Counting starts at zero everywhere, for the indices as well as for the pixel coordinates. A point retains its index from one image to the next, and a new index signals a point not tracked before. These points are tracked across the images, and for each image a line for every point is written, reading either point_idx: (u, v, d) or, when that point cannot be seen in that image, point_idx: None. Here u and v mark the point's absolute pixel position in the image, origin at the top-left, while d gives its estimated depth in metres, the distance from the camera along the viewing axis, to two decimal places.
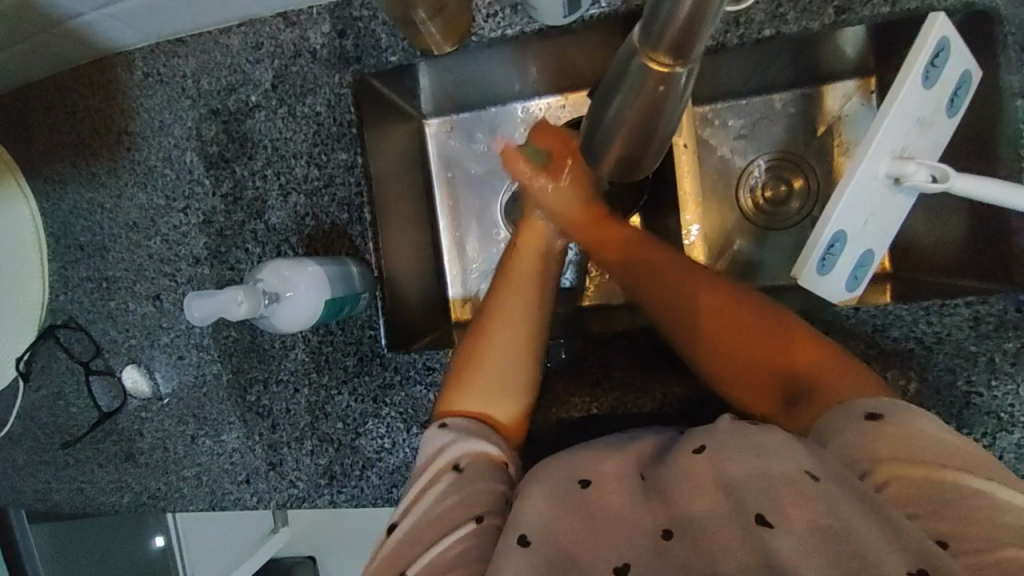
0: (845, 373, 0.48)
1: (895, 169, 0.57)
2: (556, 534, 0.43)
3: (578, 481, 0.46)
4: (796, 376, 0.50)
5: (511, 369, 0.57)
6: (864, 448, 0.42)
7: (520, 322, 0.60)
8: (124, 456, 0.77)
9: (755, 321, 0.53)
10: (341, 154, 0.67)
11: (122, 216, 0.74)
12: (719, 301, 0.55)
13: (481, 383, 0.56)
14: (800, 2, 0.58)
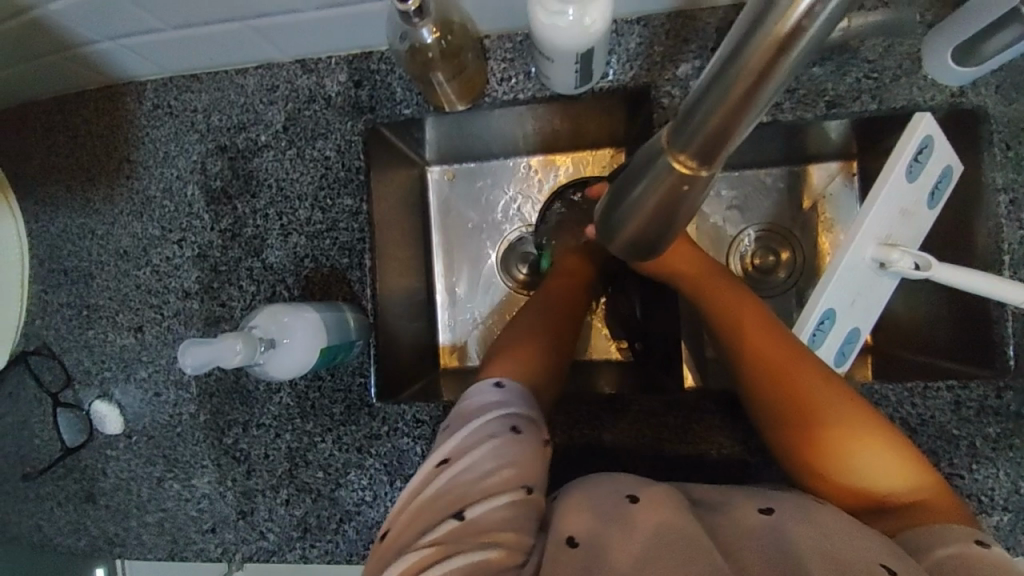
0: (928, 491, 0.44)
1: (882, 254, 0.59)
2: (602, 539, 0.41)
3: (627, 494, 0.44)
4: (872, 479, 0.44)
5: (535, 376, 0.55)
6: (954, 565, 0.39)
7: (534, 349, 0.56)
8: (83, 496, 0.73)
9: (845, 406, 0.46)
10: (346, 199, 0.68)
11: (114, 243, 0.72)
12: (813, 377, 0.48)
13: (516, 378, 0.53)
14: (796, 94, 0.62)
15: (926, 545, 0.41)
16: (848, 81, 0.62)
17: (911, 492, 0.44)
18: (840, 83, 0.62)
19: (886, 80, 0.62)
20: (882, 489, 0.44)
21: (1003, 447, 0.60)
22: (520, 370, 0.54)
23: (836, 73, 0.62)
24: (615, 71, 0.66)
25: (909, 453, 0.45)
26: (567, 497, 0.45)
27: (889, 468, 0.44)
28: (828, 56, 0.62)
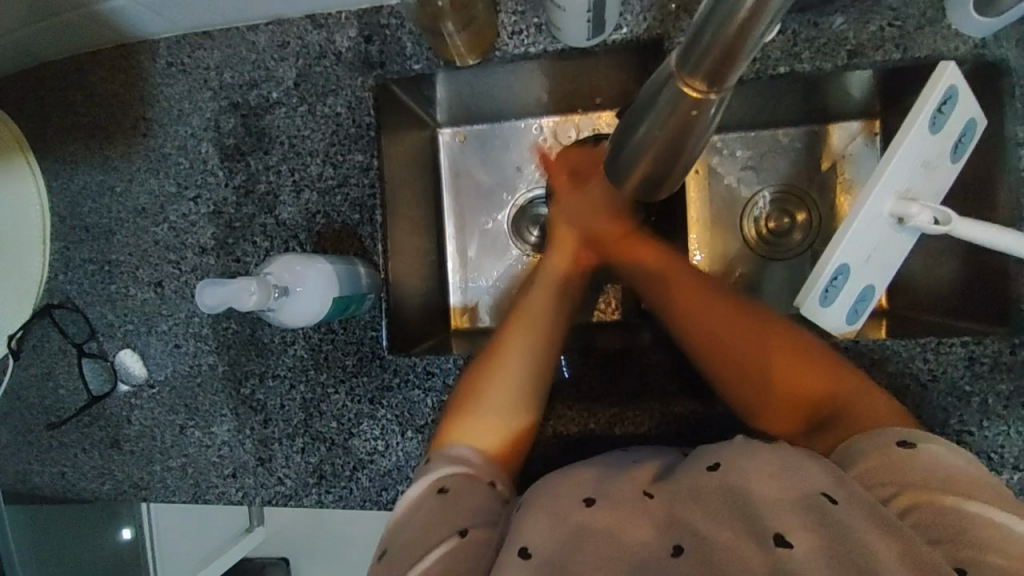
0: (874, 403, 0.49)
1: (898, 209, 0.58)
2: (557, 555, 0.43)
3: (583, 498, 0.46)
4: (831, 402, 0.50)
5: (519, 395, 0.56)
6: (889, 472, 0.43)
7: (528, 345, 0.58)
8: (110, 443, 0.76)
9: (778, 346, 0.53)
10: (357, 155, 0.68)
11: (132, 200, 0.74)
12: (747, 329, 0.55)
13: (491, 408, 0.55)
14: (815, 43, 0.60)
15: (861, 454, 0.45)
16: (871, 29, 0.60)
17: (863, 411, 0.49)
18: (862, 32, 0.60)
19: (909, 28, 0.60)
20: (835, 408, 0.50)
21: (1015, 405, 0.59)
22: (502, 387, 0.56)
23: (858, 21, 0.60)
24: (629, 23, 0.65)
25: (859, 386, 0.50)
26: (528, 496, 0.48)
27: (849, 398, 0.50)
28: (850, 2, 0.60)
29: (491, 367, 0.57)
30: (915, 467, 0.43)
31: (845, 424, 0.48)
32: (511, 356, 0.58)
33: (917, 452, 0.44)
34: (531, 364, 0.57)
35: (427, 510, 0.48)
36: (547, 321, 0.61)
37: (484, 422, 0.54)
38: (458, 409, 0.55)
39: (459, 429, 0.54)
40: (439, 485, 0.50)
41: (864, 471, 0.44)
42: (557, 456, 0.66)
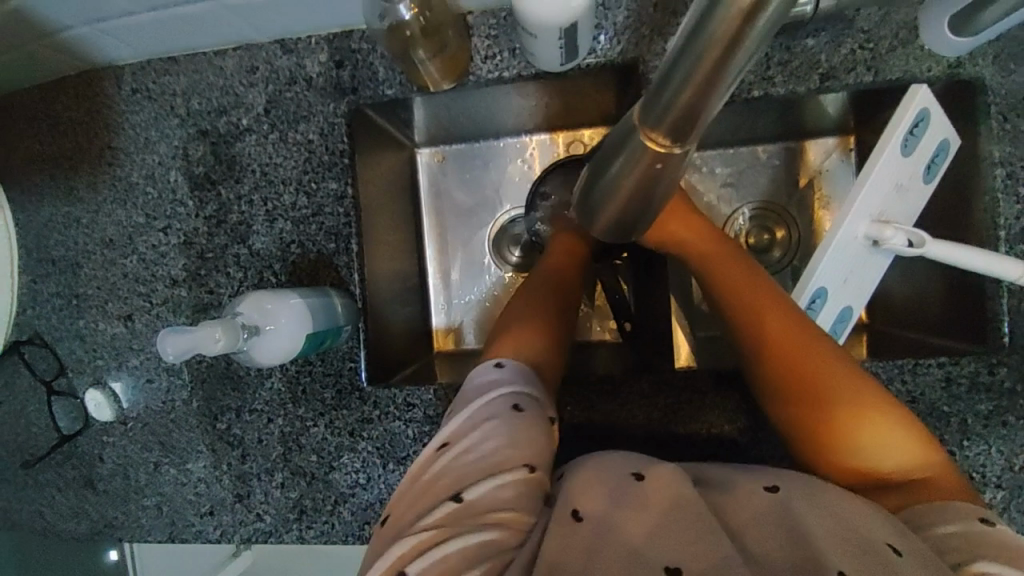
0: (918, 452, 0.45)
1: (873, 232, 0.58)
2: (608, 521, 0.41)
3: (632, 473, 0.44)
4: (885, 457, 0.45)
5: (550, 343, 0.57)
6: (952, 544, 0.40)
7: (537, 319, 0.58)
8: (82, 482, 0.74)
9: (852, 382, 0.47)
10: (331, 183, 0.67)
11: (100, 232, 0.72)
12: (819, 352, 0.49)
13: (519, 350, 0.54)
14: (789, 67, 0.60)
15: (928, 519, 0.42)
16: (844, 51, 0.60)
17: (919, 470, 0.45)
18: (835, 54, 0.60)
19: (881, 50, 0.60)
20: (891, 471, 0.45)
21: (995, 424, 0.59)
22: (510, 349, 0.54)
23: (830, 44, 0.60)
24: (602, 46, 0.64)
25: (917, 435, 0.46)
26: (575, 471, 0.45)
27: (901, 449, 0.45)
28: (822, 25, 0.60)
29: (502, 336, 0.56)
30: (991, 541, 0.40)
31: (906, 489, 0.44)
32: (517, 326, 0.57)
33: (996, 532, 0.40)
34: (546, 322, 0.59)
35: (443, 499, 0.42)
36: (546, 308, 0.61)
37: (518, 360, 0.52)
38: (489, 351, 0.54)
39: (502, 350, 0.53)
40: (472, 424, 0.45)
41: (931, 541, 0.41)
42: None
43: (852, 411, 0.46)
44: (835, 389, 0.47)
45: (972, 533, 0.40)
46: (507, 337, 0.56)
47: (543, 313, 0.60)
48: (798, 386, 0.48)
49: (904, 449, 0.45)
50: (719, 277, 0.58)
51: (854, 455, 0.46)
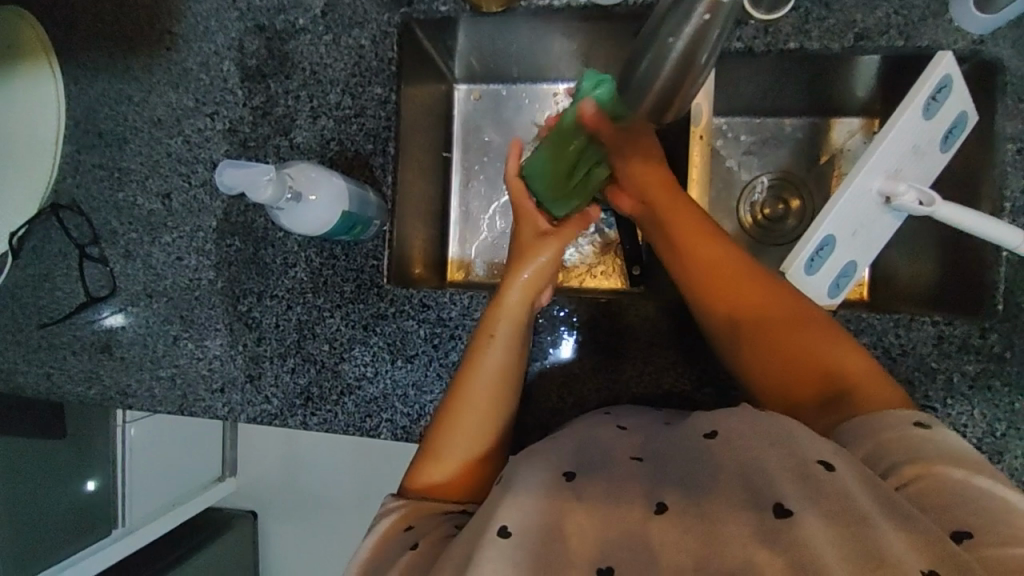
0: (868, 377, 0.52)
1: (886, 187, 0.61)
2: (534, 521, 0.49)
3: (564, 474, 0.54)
4: (836, 379, 0.52)
5: (484, 422, 0.59)
6: (891, 451, 0.46)
7: (491, 379, 0.60)
8: (101, 348, 0.77)
9: (803, 327, 0.54)
10: (376, 88, 0.70)
11: (150, 111, 0.75)
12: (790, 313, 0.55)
13: (460, 439, 0.58)
14: (826, 23, 0.63)
15: (871, 429, 0.48)
16: (878, 16, 0.63)
17: (859, 382, 0.52)
18: (870, 17, 0.63)
19: (911, 21, 0.63)
20: (833, 387, 0.52)
21: (979, 386, 0.62)
22: (466, 431, 0.58)
23: (865, 7, 0.63)
24: None
25: (857, 354, 0.53)
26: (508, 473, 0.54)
27: (849, 363, 0.53)
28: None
29: (462, 404, 0.59)
30: (922, 443, 0.46)
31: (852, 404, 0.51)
32: (482, 376, 0.60)
33: (930, 433, 0.47)
34: (494, 386, 0.60)
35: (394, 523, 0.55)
36: (490, 372, 0.60)
37: (454, 456, 0.58)
38: (429, 464, 0.58)
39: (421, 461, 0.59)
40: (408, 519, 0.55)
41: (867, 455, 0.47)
42: (540, 396, 0.68)
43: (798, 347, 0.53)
44: (791, 330, 0.54)
45: (911, 435, 0.47)
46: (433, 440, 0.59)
47: (482, 369, 0.60)
48: (776, 349, 0.54)
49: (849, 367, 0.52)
50: (705, 254, 0.59)
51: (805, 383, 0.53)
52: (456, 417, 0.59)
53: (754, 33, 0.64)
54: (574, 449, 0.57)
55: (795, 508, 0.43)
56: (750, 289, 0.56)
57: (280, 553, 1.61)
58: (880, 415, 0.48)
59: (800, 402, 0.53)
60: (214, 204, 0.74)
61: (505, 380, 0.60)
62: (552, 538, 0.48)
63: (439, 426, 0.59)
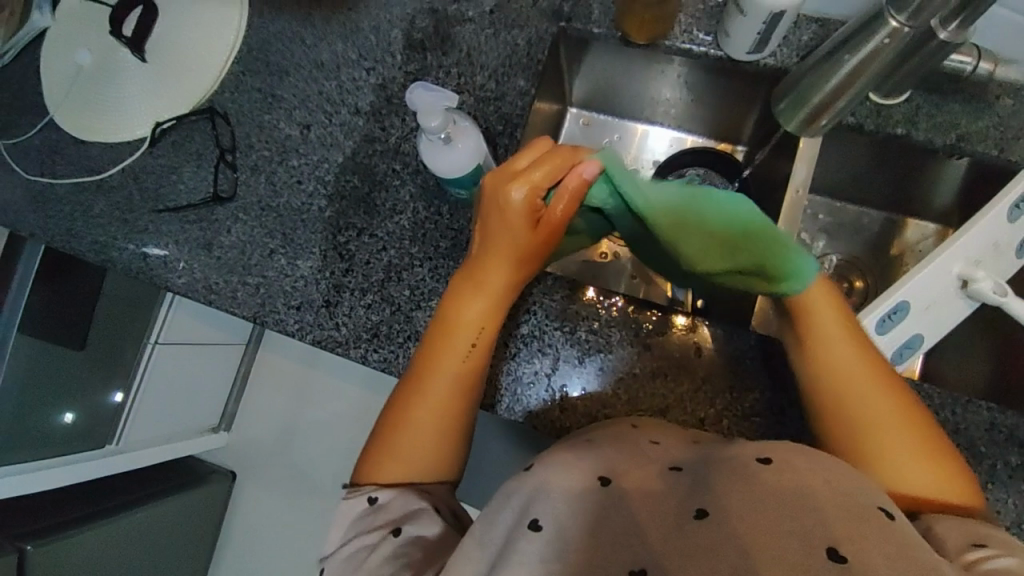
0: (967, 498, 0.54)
1: (965, 272, 0.66)
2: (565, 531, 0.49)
3: (599, 477, 0.52)
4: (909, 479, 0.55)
5: (448, 431, 0.62)
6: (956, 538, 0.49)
7: (447, 378, 0.62)
8: (201, 244, 0.83)
9: (911, 420, 0.56)
10: (519, 82, 0.79)
11: (316, 55, 0.85)
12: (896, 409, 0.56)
13: (420, 432, 0.61)
14: (931, 119, 0.73)
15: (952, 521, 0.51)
16: (980, 125, 0.73)
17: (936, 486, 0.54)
18: (971, 125, 0.73)
19: (1008, 136, 0.73)
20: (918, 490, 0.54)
21: (1019, 478, 0.65)
22: (425, 423, 0.61)
23: (970, 114, 0.73)
24: (783, 52, 0.76)
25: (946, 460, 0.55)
26: (545, 465, 0.54)
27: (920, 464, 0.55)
28: (968, 95, 0.73)
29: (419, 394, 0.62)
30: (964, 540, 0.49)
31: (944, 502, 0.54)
32: (437, 378, 0.62)
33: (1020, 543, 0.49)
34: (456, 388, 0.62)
35: (367, 522, 0.58)
36: (450, 371, 0.62)
37: (409, 450, 0.60)
38: (380, 451, 0.61)
39: (390, 460, 0.60)
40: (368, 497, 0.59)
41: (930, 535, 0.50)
42: (595, 387, 0.71)
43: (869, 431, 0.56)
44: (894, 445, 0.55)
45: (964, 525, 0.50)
46: (386, 455, 0.61)
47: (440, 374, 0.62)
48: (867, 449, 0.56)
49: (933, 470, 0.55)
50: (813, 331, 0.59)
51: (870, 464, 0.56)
52: (410, 430, 0.61)
53: (868, 112, 0.74)
54: (609, 458, 0.55)
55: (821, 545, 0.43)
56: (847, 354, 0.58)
57: (248, 518, 1.58)
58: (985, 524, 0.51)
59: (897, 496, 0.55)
60: (345, 143, 0.82)
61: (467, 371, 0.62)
62: (599, 542, 0.49)
63: (396, 428, 0.61)
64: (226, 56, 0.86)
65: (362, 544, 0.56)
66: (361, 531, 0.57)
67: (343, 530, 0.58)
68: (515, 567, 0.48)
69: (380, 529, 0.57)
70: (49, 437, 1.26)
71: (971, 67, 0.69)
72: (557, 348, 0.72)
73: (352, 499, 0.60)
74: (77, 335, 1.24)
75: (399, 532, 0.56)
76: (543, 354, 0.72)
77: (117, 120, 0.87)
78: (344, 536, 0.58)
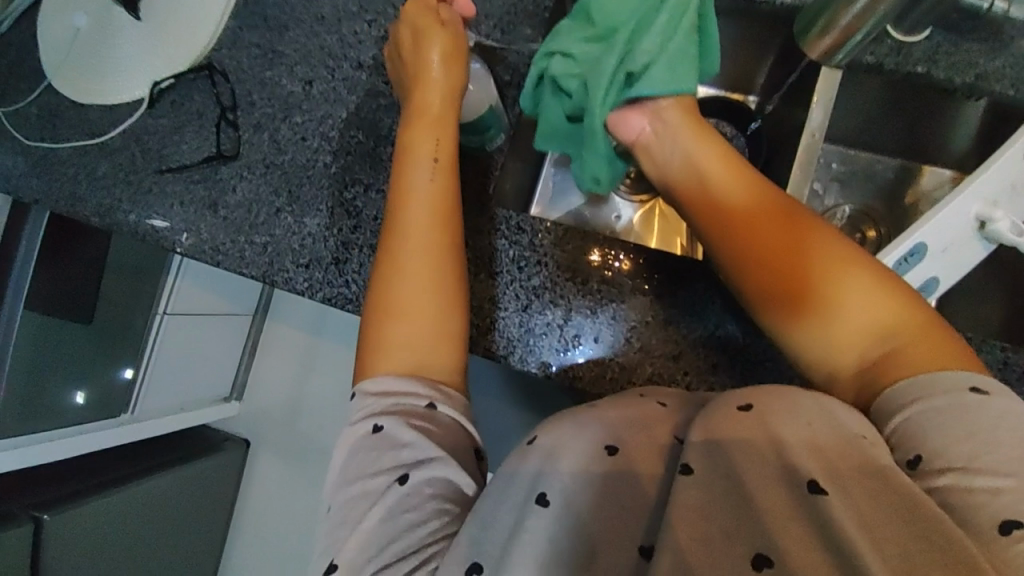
0: (936, 351, 0.49)
1: (982, 212, 0.66)
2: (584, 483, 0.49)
3: (609, 448, 0.50)
4: (857, 345, 0.52)
5: (414, 310, 0.58)
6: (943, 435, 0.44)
7: (406, 249, 0.60)
8: (207, 204, 0.82)
9: (855, 274, 0.52)
10: (525, 29, 0.77)
11: (315, 7, 0.83)
12: (829, 265, 0.53)
13: (391, 320, 0.58)
14: (950, 58, 0.71)
15: (921, 395, 0.47)
16: (1000, 63, 0.71)
17: (896, 345, 0.50)
18: (991, 62, 0.71)
19: None
20: (873, 354, 0.51)
21: None
22: (391, 297, 0.59)
23: (991, 52, 0.71)
24: None
25: (903, 313, 0.51)
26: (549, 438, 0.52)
27: (867, 319, 0.51)
28: (986, 33, 0.71)
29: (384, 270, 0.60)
30: (957, 439, 0.44)
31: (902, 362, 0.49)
32: (396, 249, 0.60)
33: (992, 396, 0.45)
34: (408, 277, 0.59)
35: (361, 465, 0.52)
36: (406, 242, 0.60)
37: (385, 347, 0.58)
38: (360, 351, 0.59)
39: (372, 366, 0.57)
40: (372, 423, 0.54)
41: (917, 440, 0.46)
42: (609, 339, 0.71)
43: (801, 307, 0.53)
44: (830, 310, 0.52)
45: (961, 410, 0.45)
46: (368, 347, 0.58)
47: (399, 247, 0.60)
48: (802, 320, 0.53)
49: (880, 324, 0.51)
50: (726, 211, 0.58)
51: (823, 345, 0.53)
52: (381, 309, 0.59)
53: (886, 51, 0.72)
54: (617, 424, 0.51)
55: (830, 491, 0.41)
56: (762, 221, 0.56)
57: (262, 485, 1.62)
58: (943, 375, 0.47)
59: (850, 369, 0.52)
60: (348, 98, 0.80)
61: (424, 239, 0.60)
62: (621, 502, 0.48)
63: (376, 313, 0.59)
64: (224, 11, 0.84)
65: (362, 491, 0.51)
66: (365, 475, 0.52)
67: (350, 456, 0.53)
68: (530, 552, 0.45)
69: (388, 474, 0.51)
70: (62, 409, 1.27)
71: (988, 4, 0.69)
72: (569, 300, 0.72)
73: (361, 422, 0.54)
74: (87, 307, 1.23)
75: (408, 480, 0.51)
76: (555, 306, 0.72)
77: (114, 80, 0.85)
78: (347, 475, 0.52)
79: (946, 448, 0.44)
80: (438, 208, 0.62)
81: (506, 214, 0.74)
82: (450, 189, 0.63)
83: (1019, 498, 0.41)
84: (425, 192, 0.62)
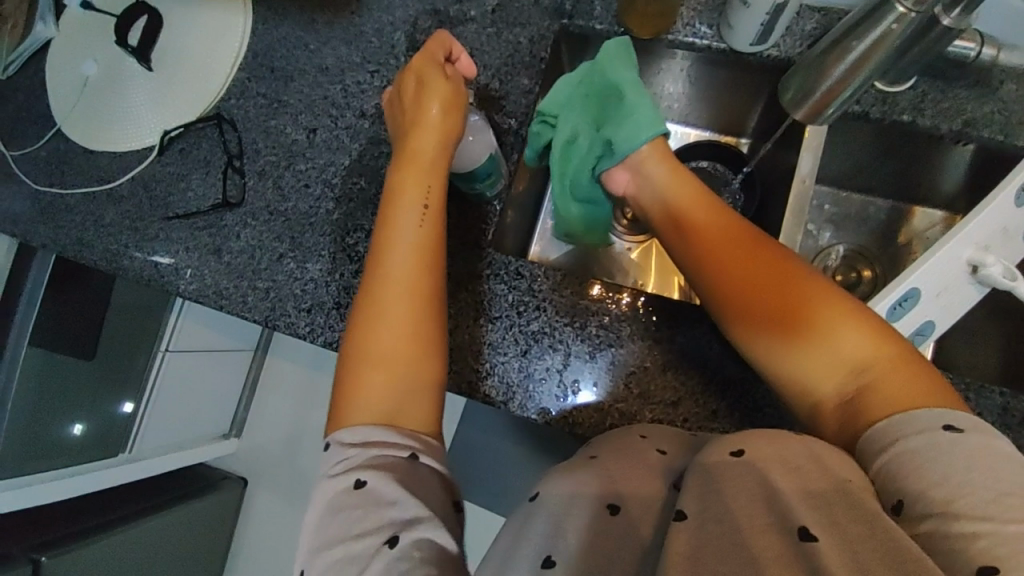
0: (913, 389, 0.49)
1: (975, 258, 0.66)
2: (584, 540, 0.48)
3: (609, 506, 0.50)
4: (835, 381, 0.52)
5: (401, 354, 0.59)
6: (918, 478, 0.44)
7: (394, 291, 0.61)
8: (211, 249, 0.83)
9: (830, 311, 0.54)
10: (522, 80, 0.80)
11: (320, 59, 0.86)
12: (806, 300, 0.55)
13: (375, 365, 0.59)
14: (936, 106, 0.74)
15: (897, 435, 0.47)
16: (987, 110, 0.73)
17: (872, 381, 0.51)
18: (978, 110, 0.73)
19: (1015, 120, 0.73)
20: (851, 390, 0.52)
21: None
22: (379, 339, 0.60)
23: (977, 100, 0.73)
24: (785, 44, 0.76)
25: (878, 349, 0.52)
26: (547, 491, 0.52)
27: (843, 355, 0.52)
28: (972, 81, 0.73)
29: (370, 310, 0.61)
30: (935, 479, 0.43)
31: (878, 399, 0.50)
32: (384, 293, 0.61)
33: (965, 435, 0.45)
34: (397, 318, 0.60)
35: (346, 525, 0.51)
36: (394, 284, 0.61)
37: (369, 393, 0.58)
38: (343, 396, 0.59)
39: (359, 415, 0.57)
40: (353, 480, 0.53)
41: (894, 484, 0.45)
42: (608, 384, 0.71)
43: (780, 341, 0.54)
44: (807, 344, 0.53)
45: (937, 449, 0.44)
46: (351, 393, 0.58)
47: (388, 290, 0.61)
48: (781, 353, 0.55)
49: (857, 361, 0.52)
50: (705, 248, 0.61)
51: (802, 380, 0.54)
52: (366, 352, 0.59)
53: (872, 100, 0.74)
54: (614, 476, 0.52)
55: (818, 535, 0.40)
56: (742, 258, 0.59)
57: (260, 523, 1.59)
58: (918, 415, 0.47)
59: (832, 407, 0.53)
60: (351, 146, 0.83)
61: (411, 283, 0.62)
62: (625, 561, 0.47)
63: (360, 356, 0.59)
64: (232, 63, 0.87)
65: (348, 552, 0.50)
66: (349, 536, 0.50)
67: (332, 516, 0.52)
68: None
69: (373, 537, 0.49)
70: (62, 446, 1.28)
71: (974, 53, 0.70)
72: (568, 345, 0.72)
73: (340, 478, 0.54)
74: (85, 345, 1.23)
75: (397, 544, 0.49)
76: (554, 351, 0.72)
77: (124, 129, 0.88)
78: (329, 537, 0.51)
79: (922, 491, 0.43)
80: (425, 252, 0.64)
81: (505, 261, 0.75)
82: (431, 233, 0.65)
83: (1000, 544, 0.39)
84: (412, 238, 0.64)
